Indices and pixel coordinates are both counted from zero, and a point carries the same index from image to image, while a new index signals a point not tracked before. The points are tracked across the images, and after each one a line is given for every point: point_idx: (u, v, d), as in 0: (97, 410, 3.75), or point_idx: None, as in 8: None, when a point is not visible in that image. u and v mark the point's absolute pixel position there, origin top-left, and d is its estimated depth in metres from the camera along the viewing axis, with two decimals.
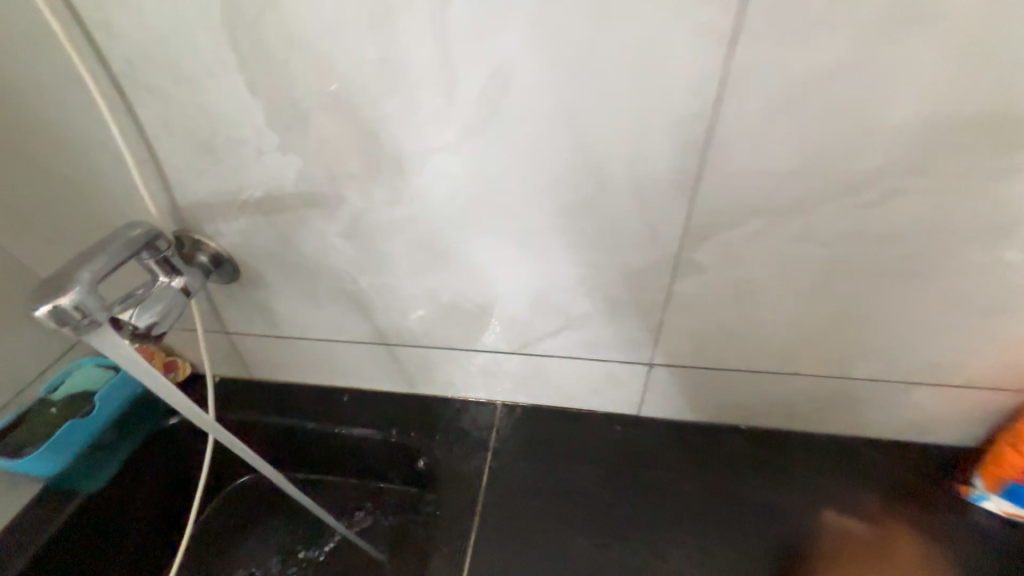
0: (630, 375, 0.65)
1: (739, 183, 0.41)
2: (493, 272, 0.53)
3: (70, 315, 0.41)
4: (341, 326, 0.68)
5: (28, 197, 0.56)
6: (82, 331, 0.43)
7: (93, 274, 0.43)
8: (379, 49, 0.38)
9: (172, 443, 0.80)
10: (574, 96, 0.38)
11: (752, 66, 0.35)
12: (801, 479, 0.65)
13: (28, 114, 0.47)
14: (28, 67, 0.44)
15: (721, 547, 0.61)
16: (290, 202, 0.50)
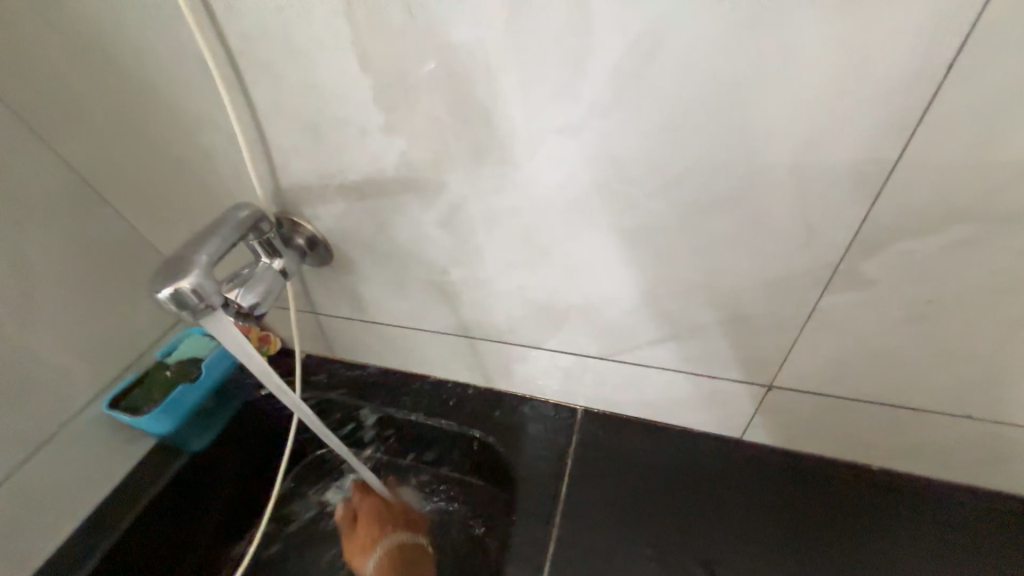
0: (740, 395, 0.56)
1: (945, 177, 0.32)
2: (597, 273, 0.48)
3: (188, 300, 0.41)
4: (424, 315, 0.67)
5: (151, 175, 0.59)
6: (197, 314, 0.43)
7: (208, 258, 0.43)
8: (505, 14, 0.33)
9: (262, 412, 0.84)
10: (739, 67, 0.31)
11: (1014, 15, 0.26)
12: (929, 533, 0.56)
13: (155, 94, 0.49)
14: (158, 47, 0.44)
15: None
16: (389, 186, 0.48)
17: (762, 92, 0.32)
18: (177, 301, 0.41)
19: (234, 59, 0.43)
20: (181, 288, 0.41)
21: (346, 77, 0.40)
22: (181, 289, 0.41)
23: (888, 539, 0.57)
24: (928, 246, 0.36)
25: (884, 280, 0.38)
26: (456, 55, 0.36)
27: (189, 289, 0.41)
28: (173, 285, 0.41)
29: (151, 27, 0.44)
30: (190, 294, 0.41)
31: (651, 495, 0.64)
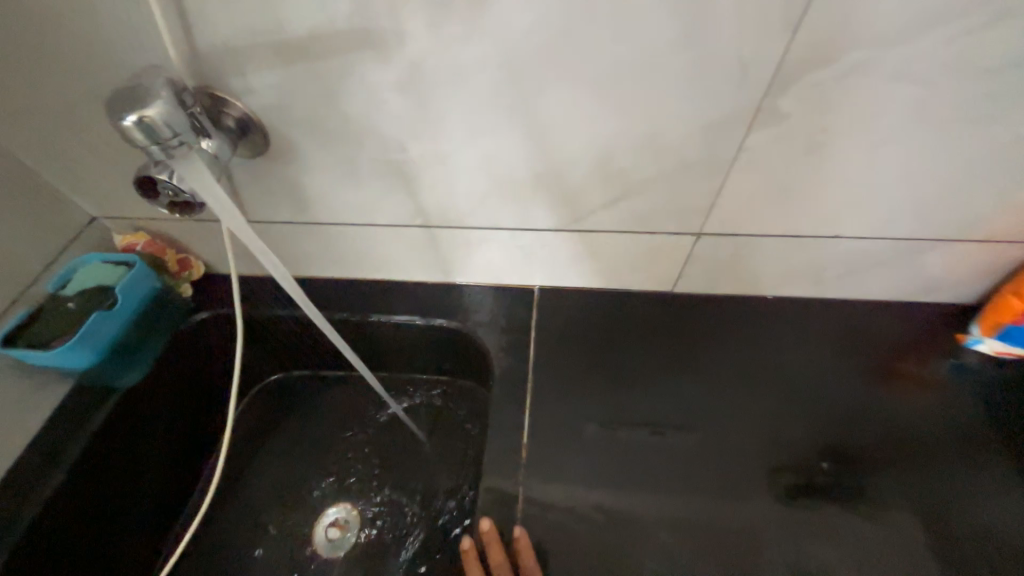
0: (675, 247, 0.66)
1: (844, 8, 0.39)
2: (559, 130, 0.51)
3: (155, 130, 0.40)
4: (379, 207, 0.65)
5: None
6: (170, 149, 0.43)
7: (169, 93, 0.41)
8: None
9: (199, 339, 0.79)
10: None
11: None
12: (818, 342, 0.71)
13: None
14: None
15: (758, 403, 0.66)
16: (338, 42, 0.44)
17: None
18: (146, 130, 0.40)
19: None
20: (148, 117, 0.40)
21: None
22: (148, 117, 0.40)
23: (790, 350, 0.70)
24: (829, 76, 0.44)
25: (794, 113, 0.47)
26: None
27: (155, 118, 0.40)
28: (138, 113, 0.39)
29: None
30: (160, 123, 0.40)
31: (610, 352, 0.71)
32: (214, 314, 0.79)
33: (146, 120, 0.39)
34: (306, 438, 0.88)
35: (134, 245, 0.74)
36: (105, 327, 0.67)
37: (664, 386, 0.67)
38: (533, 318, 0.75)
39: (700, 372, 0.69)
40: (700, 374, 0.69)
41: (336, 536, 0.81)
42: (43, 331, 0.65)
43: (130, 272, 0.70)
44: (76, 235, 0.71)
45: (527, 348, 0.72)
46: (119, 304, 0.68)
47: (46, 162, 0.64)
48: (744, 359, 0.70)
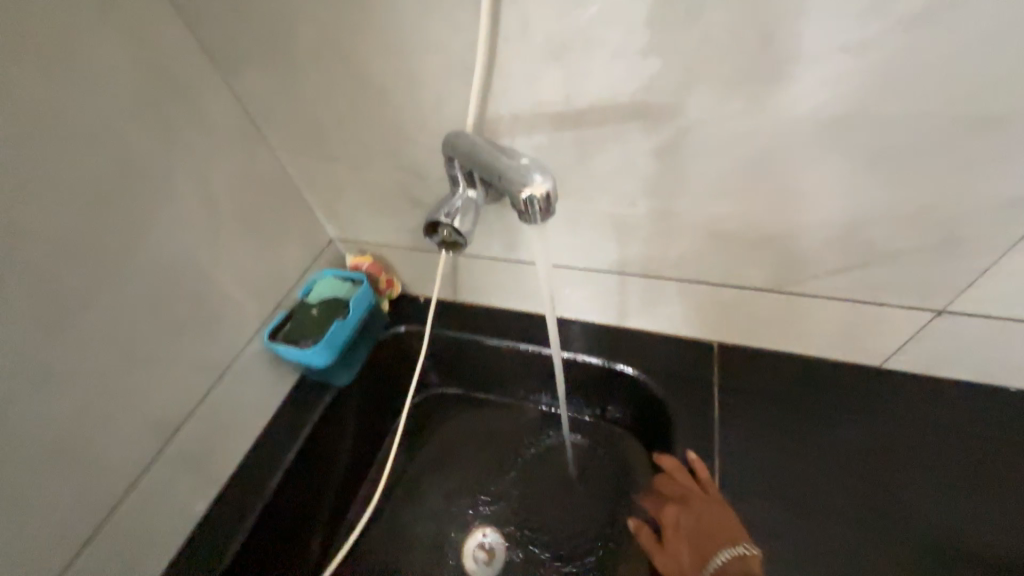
0: (903, 320, 0.61)
1: None
2: (814, 197, 0.51)
3: (536, 206, 0.44)
4: (583, 252, 0.68)
5: (354, 109, 0.62)
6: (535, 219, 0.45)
7: (549, 178, 0.45)
8: None
9: (394, 348, 0.91)
10: None
11: None
12: None
13: (395, 25, 0.52)
14: None
15: (995, 514, 0.59)
16: (615, 115, 0.50)
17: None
18: (529, 202, 0.44)
19: None
20: (540, 192, 0.44)
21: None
22: (535, 191, 0.44)
23: (1017, 455, 0.62)
24: None
25: None
26: None
27: (544, 194, 0.44)
28: (534, 187, 0.44)
29: None
30: (545, 198, 0.44)
31: (813, 425, 0.67)
32: (410, 329, 0.90)
33: (541, 194, 0.43)
34: (464, 453, 0.93)
35: (361, 265, 0.87)
36: (341, 334, 0.79)
37: (873, 471, 0.63)
38: (716, 375, 0.73)
39: (923, 465, 0.63)
40: (926, 466, 0.63)
41: (484, 559, 0.83)
42: (295, 334, 0.78)
43: (359, 289, 0.82)
44: (320, 252, 0.86)
45: (711, 401, 0.71)
46: (350, 315, 0.80)
47: (319, 194, 0.78)
48: (955, 448, 0.64)
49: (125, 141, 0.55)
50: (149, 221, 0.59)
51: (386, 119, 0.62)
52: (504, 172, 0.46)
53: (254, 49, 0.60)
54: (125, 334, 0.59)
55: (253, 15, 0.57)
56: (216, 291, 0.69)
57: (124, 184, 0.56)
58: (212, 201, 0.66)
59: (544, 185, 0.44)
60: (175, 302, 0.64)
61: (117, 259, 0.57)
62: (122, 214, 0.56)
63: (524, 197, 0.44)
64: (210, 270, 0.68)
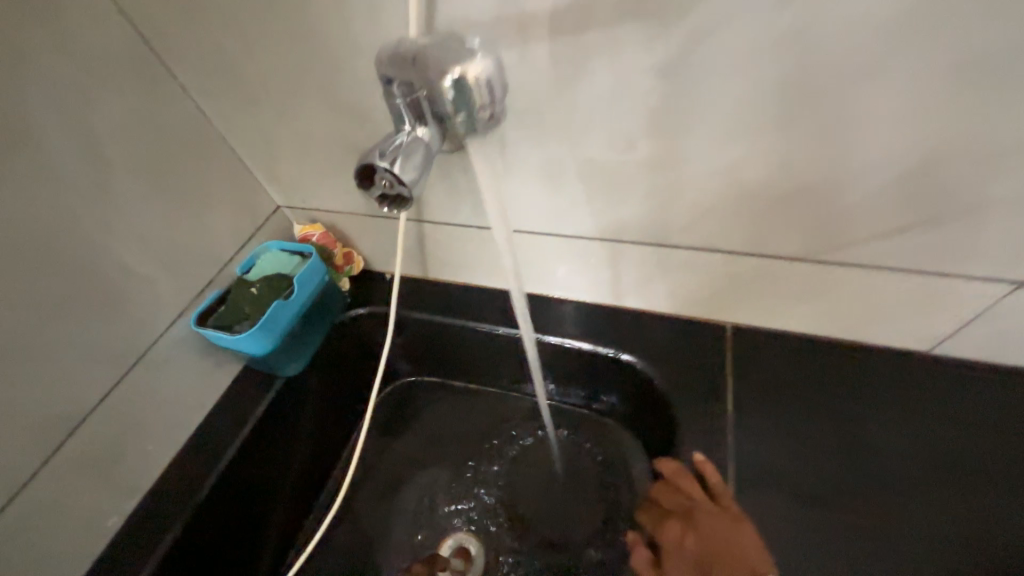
0: (965, 294, 0.49)
1: None
2: (868, 125, 0.40)
3: (472, 84, 0.38)
4: (569, 215, 0.56)
5: (274, 27, 0.49)
6: (481, 117, 0.40)
7: (484, 57, 0.38)
8: None
9: (354, 333, 0.78)
10: None
11: None
12: None
13: None
14: None
15: None
16: (607, 15, 0.38)
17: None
18: (464, 98, 0.38)
19: None
20: (467, 67, 0.37)
21: None
22: (467, 80, 0.37)
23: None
24: None
25: None
26: None
27: (478, 79, 0.37)
28: (461, 64, 0.37)
29: None
30: (482, 87, 0.37)
31: (850, 421, 0.55)
32: (371, 311, 0.77)
33: (472, 65, 0.37)
34: (437, 451, 0.82)
35: (310, 236, 0.74)
36: (283, 317, 0.66)
37: (924, 476, 0.52)
38: (729, 364, 0.61)
39: (984, 468, 0.52)
40: (989, 469, 0.51)
41: (460, 569, 0.72)
42: (228, 317, 0.66)
43: (307, 264, 0.70)
44: (262, 221, 0.72)
45: (723, 394, 0.59)
46: (294, 294, 0.67)
47: (253, 149, 0.65)
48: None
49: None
50: (7, 169, 0.46)
51: (315, 40, 0.48)
52: (417, 66, 0.38)
53: None
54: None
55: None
56: (118, 262, 0.57)
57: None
58: (101, 147, 0.53)
59: (477, 68, 0.37)
60: (56, 274, 0.51)
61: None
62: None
63: (455, 91, 0.38)
64: (108, 235, 0.55)
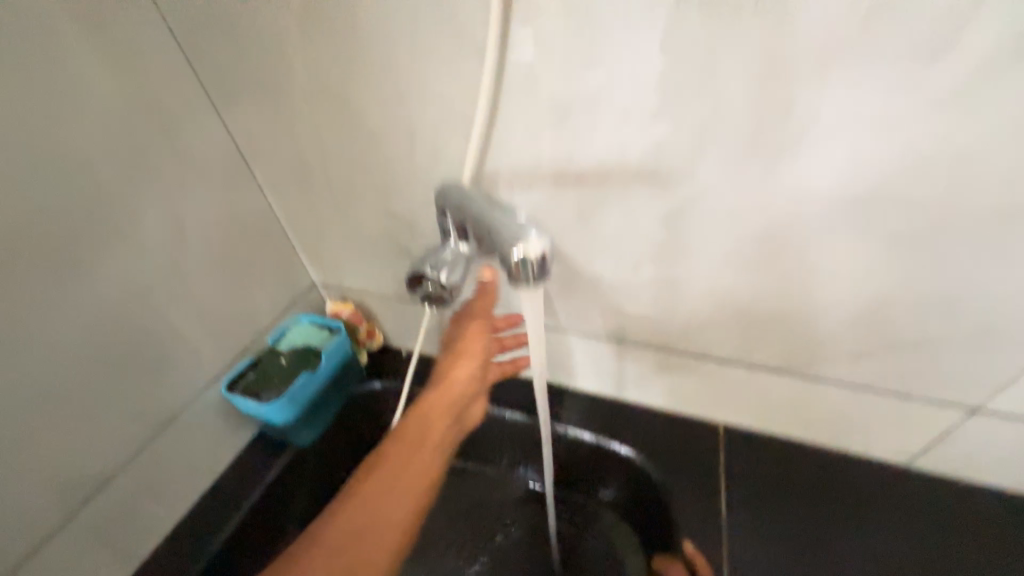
0: (931, 417, 0.55)
1: None
2: (831, 278, 0.48)
3: (527, 270, 0.40)
4: (578, 317, 0.63)
5: (344, 155, 0.60)
6: (529, 284, 0.41)
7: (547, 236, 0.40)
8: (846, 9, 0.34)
9: (367, 406, 0.82)
10: None
11: None
12: None
13: (392, 71, 0.50)
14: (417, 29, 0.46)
15: None
16: (619, 176, 0.47)
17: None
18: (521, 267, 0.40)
19: (505, 38, 0.43)
20: (532, 254, 0.39)
21: (633, 64, 0.41)
22: (527, 253, 0.39)
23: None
24: None
25: None
26: (778, 36, 0.36)
27: (538, 256, 0.39)
28: (527, 250, 0.39)
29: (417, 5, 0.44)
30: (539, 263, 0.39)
31: (836, 531, 0.59)
32: (386, 385, 0.82)
33: (533, 256, 0.39)
34: (435, 531, 0.82)
35: (340, 313, 0.81)
36: (306, 388, 0.71)
37: None
38: (722, 464, 0.65)
39: None
40: None
41: None
42: (255, 384, 0.71)
43: (335, 338, 0.76)
44: (299, 295, 0.80)
45: (717, 494, 0.63)
46: (320, 367, 0.73)
47: (304, 236, 0.74)
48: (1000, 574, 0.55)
49: (82, 167, 0.52)
50: (96, 252, 0.55)
51: (379, 165, 0.59)
52: (498, 233, 0.42)
53: (252, 86, 0.58)
54: (41, 375, 0.52)
55: (253, 52, 0.55)
56: (171, 332, 0.63)
57: (73, 210, 0.52)
58: (181, 235, 0.62)
59: (540, 246, 0.40)
60: (110, 343, 0.57)
61: (45, 289, 0.51)
62: (64, 243, 0.52)
63: (516, 259, 0.40)
64: (166, 309, 0.62)
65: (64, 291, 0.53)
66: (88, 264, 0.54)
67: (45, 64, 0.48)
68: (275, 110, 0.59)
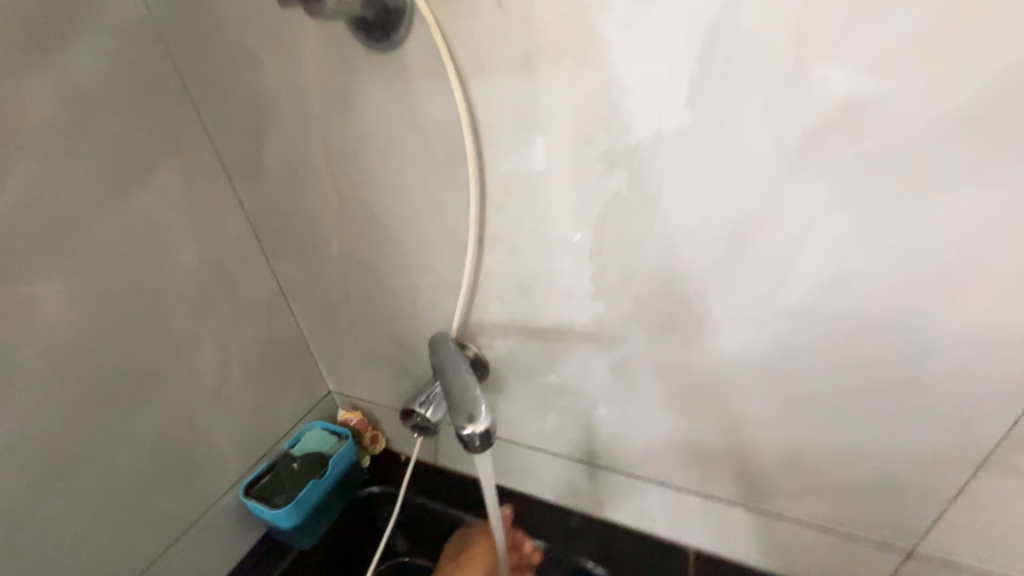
0: (876, 558, 0.58)
1: None
2: (757, 426, 0.55)
3: (476, 441, 0.46)
4: (552, 440, 0.71)
5: (361, 300, 0.73)
6: (475, 451, 0.47)
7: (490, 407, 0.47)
8: (717, 240, 0.44)
9: (366, 510, 0.89)
10: (921, 305, 0.41)
11: None
12: None
13: (396, 246, 0.63)
14: (414, 222, 0.59)
15: None
16: (573, 335, 0.58)
17: (942, 325, 0.41)
18: (470, 441, 0.46)
19: (484, 237, 0.55)
20: (481, 429, 0.46)
21: (575, 261, 0.52)
22: (477, 429, 0.46)
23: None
24: None
25: None
26: (676, 262, 0.47)
27: (485, 431, 0.46)
28: (476, 425, 0.46)
29: (414, 207, 0.58)
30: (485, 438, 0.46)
31: None
32: (383, 489, 0.90)
33: (481, 432, 0.45)
34: None
35: (349, 420, 0.91)
36: (312, 494, 0.80)
37: None
38: None
39: None
40: None
41: None
42: (269, 489, 0.80)
43: (342, 445, 0.85)
44: (315, 402, 0.90)
45: None
46: (326, 474, 0.82)
47: (325, 355, 0.86)
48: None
49: (158, 321, 0.64)
50: (157, 385, 0.66)
51: (387, 308, 0.72)
52: (456, 401, 0.48)
53: (289, 247, 0.73)
54: (96, 490, 0.62)
55: (292, 228, 0.70)
56: (206, 443, 0.74)
57: (143, 355, 0.64)
58: (228, 363, 0.74)
59: (486, 421, 0.46)
60: (155, 460, 0.68)
61: (112, 421, 0.62)
62: (131, 382, 0.63)
63: (466, 432, 0.46)
64: (206, 425, 0.73)
65: (124, 420, 0.63)
66: (149, 394, 0.65)
67: (144, 249, 0.62)
68: (307, 264, 0.73)
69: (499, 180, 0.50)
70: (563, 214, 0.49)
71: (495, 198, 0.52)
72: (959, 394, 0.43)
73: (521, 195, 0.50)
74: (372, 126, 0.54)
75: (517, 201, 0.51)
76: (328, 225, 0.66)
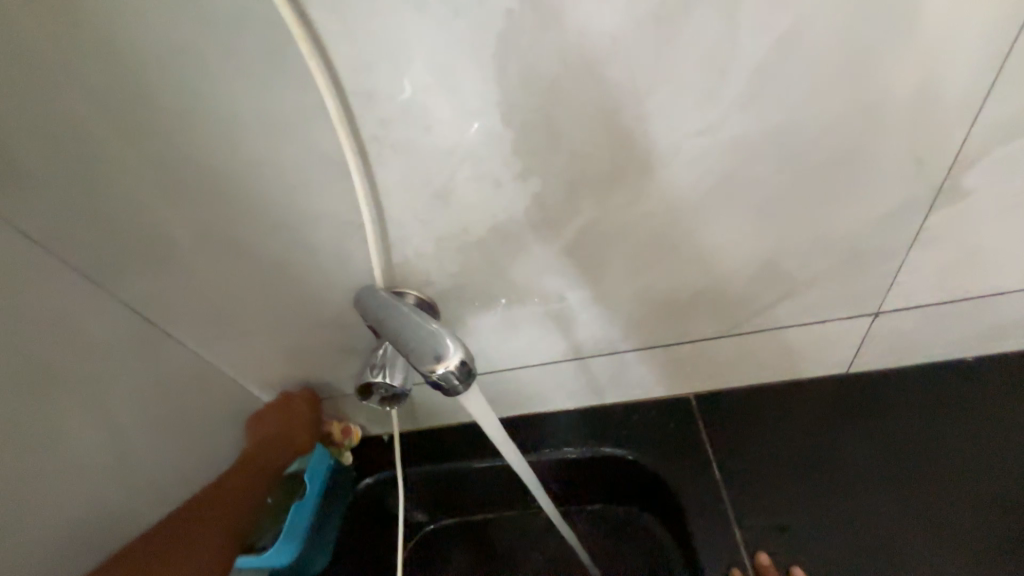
0: (850, 329, 0.62)
1: None
2: (726, 252, 0.52)
3: (455, 379, 0.38)
4: (532, 352, 0.65)
5: (249, 290, 0.58)
6: (453, 390, 0.39)
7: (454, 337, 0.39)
8: (650, 42, 0.36)
9: (369, 503, 0.79)
10: (875, 39, 0.37)
11: None
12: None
13: (259, 202, 0.48)
14: (268, 158, 0.44)
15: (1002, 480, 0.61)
16: (516, 231, 0.50)
17: (893, 54, 0.38)
18: (447, 378, 0.38)
19: (363, 144, 0.42)
20: (454, 365, 0.38)
21: (488, 136, 0.41)
22: (451, 365, 0.38)
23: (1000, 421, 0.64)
24: (1010, 152, 0.44)
25: (973, 188, 0.47)
26: (606, 86, 0.38)
27: (460, 364, 0.38)
28: (447, 362, 0.38)
29: (259, 135, 0.42)
30: (465, 371, 0.38)
31: (819, 451, 0.65)
32: (379, 476, 0.78)
33: (456, 368, 0.37)
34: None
35: None
36: (300, 518, 0.69)
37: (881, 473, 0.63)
38: (705, 428, 0.70)
39: (929, 456, 0.63)
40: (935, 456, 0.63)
41: None
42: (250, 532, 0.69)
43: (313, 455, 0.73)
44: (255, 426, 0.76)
45: (709, 457, 0.67)
46: (308, 490, 0.71)
47: (242, 372, 0.70)
48: (948, 430, 0.65)
49: None
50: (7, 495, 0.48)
51: (289, 286, 0.57)
52: (412, 345, 0.39)
53: (125, 257, 0.54)
54: None
55: (109, 228, 0.51)
56: (136, 522, 0.62)
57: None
58: (117, 425, 0.59)
59: (457, 354, 0.38)
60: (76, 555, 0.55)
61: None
62: None
63: (438, 373, 0.38)
64: (128, 502, 0.61)
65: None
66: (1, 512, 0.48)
67: None
68: (163, 267, 0.55)
69: (355, 52, 0.37)
70: (455, 73, 0.37)
71: (358, 82, 0.38)
72: (909, 134, 0.43)
73: (391, 63, 0.37)
74: (147, 29, 0.37)
75: (390, 77, 0.38)
76: (161, 206, 0.49)
